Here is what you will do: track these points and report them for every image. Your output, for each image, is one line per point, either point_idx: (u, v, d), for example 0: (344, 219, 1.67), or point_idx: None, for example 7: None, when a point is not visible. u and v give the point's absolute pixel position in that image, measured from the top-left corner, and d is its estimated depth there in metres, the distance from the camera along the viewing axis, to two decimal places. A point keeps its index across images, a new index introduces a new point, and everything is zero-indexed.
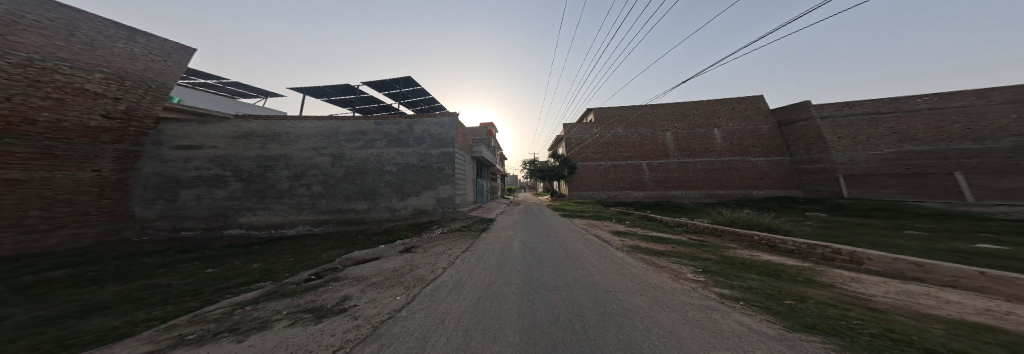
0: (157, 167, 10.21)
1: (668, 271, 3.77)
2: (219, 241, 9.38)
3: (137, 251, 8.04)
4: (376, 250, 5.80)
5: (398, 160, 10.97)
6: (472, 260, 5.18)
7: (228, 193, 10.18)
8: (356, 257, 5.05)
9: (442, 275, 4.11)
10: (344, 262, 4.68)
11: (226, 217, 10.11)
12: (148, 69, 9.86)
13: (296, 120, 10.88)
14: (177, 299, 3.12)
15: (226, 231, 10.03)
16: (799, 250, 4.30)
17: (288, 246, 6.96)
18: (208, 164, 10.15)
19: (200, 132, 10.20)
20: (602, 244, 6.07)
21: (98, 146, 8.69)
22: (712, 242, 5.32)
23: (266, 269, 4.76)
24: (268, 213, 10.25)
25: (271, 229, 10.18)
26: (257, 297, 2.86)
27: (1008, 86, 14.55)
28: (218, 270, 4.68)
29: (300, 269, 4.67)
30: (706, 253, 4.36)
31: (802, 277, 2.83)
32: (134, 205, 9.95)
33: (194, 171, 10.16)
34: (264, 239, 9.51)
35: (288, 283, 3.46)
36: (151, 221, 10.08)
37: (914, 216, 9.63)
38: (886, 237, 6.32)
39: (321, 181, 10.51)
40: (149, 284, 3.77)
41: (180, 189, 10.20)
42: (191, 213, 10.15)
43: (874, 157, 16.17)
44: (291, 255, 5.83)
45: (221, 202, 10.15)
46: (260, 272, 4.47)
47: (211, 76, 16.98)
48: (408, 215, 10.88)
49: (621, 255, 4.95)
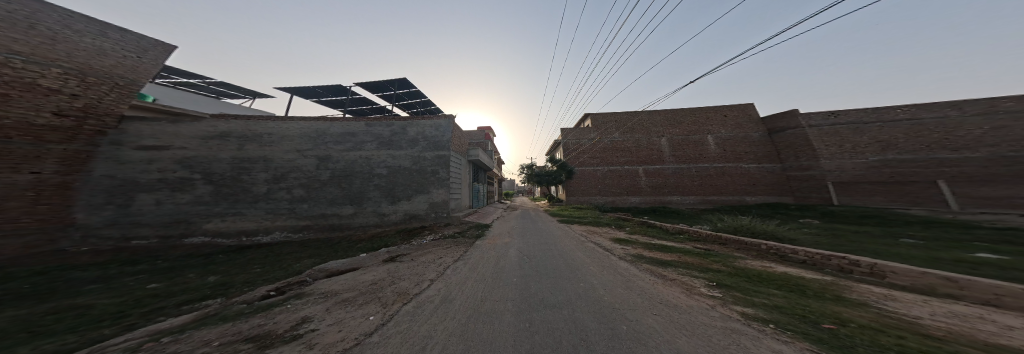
0: (111, 169, 9.17)
1: (678, 283, 3.50)
2: (178, 250, 8.55)
3: (77, 263, 7.17)
4: (353, 259, 5.27)
5: (388, 163, 10.48)
6: (465, 271, 4.76)
7: (195, 197, 9.40)
8: (330, 268, 4.51)
9: (427, 289, 3.66)
10: (316, 273, 4.17)
11: (188, 224, 9.27)
12: (117, 66, 9.09)
13: (280, 120, 10.31)
14: (82, 328, 2.57)
15: (187, 240, 9.16)
16: (812, 260, 4.02)
17: (258, 255, 6.34)
18: (175, 166, 9.40)
19: (169, 132, 9.48)
20: (603, 253, 5.75)
21: (44, 146, 7.71)
22: (718, 251, 5.04)
23: (222, 282, 4.13)
24: (239, 219, 9.47)
25: (240, 236, 9.39)
26: (189, 323, 2.33)
27: (980, 99, 15.35)
28: (161, 285, 4.06)
29: (261, 282, 4.10)
30: (715, 264, 4.08)
31: (829, 293, 2.52)
32: (76, 211, 8.72)
33: (157, 173, 9.35)
34: (232, 247, 8.73)
35: (248, 298, 2.97)
36: (95, 229, 8.92)
37: (906, 224, 9.74)
38: (886, 246, 6.23)
39: (302, 184, 9.87)
40: (62, 306, 3.16)
41: (138, 193, 9.33)
42: (148, 219, 9.25)
43: (860, 165, 16.65)
44: (257, 266, 5.24)
45: (185, 208, 9.33)
46: (211, 287, 3.85)
47: (193, 76, 16.24)
48: (398, 221, 10.32)
49: (625, 265, 4.60)
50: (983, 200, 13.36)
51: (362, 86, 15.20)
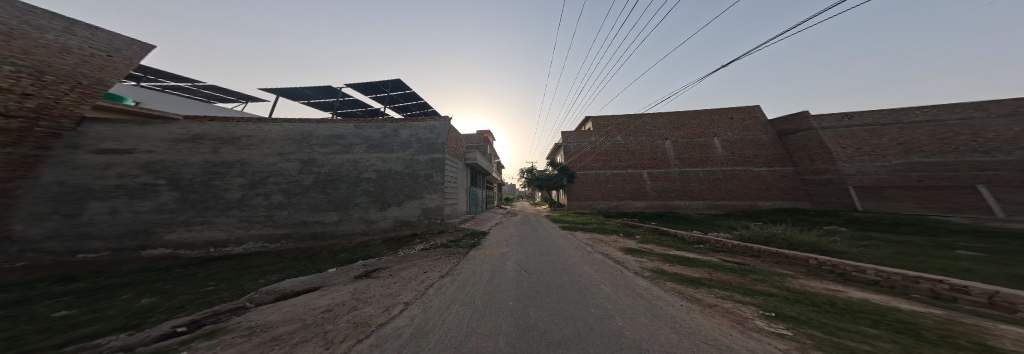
0: (61, 175, 8.23)
1: (720, 311, 2.69)
2: (133, 263, 7.78)
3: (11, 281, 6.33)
4: (316, 277, 4.52)
5: (378, 166, 9.85)
6: (451, 292, 3.98)
7: (159, 205, 8.72)
8: (282, 289, 3.74)
9: (398, 318, 2.83)
10: (259, 296, 3.37)
11: (147, 234, 8.56)
12: (82, 64, 8.44)
13: (262, 122, 9.83)
14: None
15: (145, 252, 8.42)
16: (891, 282, 3.13)
17: (216, 270, 5.57)
18: (138, 171, 8.75)
19: (132, 134, 8.83)
20: (616, 267, 4.95)
21: None
22: (754, 266, 4.22)
23: (125, 309, 3.16)
24: (208, 228, 8.76)
25: (208, 247, 8.67)
26: None
27: (1006, 99, 14.57)
28: (39, 314, 3.09)
29: (181, 307, 3.20)
30: (759, 284, 3.24)
31: (981, 346, 1.65)
32: (15, 223, 7.74)
33: (114, 178, 8.58)
34: (198, 260, 7.98)
35: (132, 333, 2.16)
36: (37, 242, 7.89)
37: (952, 233, 8.78)
38: (946, 261, 5.40)
39: (282, 189, 9.25)
40: None
41: (90, 201, 8.39)
42: (100, 230, 8.32)
43: (883, 168, 15.65)
44: (199, 285, 4.43)
45: (146, 216, 8.64)
46: (104, 315, 2.91)
47: (182, 79, 15.65)
48: (386, 228, 9.61)
49: (645, 284, 3.78)
50: None
51: (355, 88, 14.79)
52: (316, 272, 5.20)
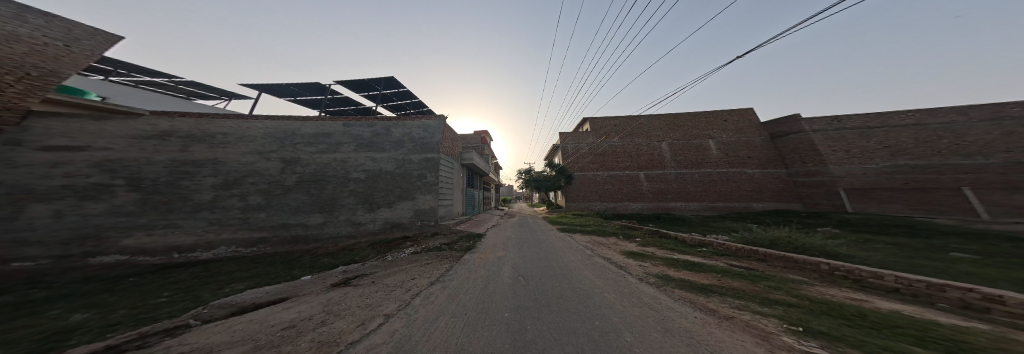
0: None
1: (739, 325, 2.39)
2: (79, 272, 6.94)
3: None
4: (286, 287, 4.22)
5: (367, 166, 9.40)
6: (439, 301, 3.61)
7: (113, 207, 7.82)
8: (242, 303, 3.34)
9: (373, 334, 2.44)
10: (209, 311, 3.04)
11: (98, 240, 7.56)
12: (31, 54, 7.77)
13: (242, 119, 9.32)
14: None
15: (94, 259, 7.44)
16: (915, 290, 2.92)
17: (173, 284, 5.01)
18: (90, 170, 7.75)
19: (87, 131, 7.86)
20: (617, 272, 4.72)
21: None
22: (763, 271, 4.04)
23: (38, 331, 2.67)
24: (176, 232, 8.14)
25: (172, 253, 8.00)
26: None
27: (985, 104, 15.11)
28: None
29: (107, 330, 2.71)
30: (775, 292, 2.98)
31: None
32: None
33: (61, 178, 7.48)
34: (161, 267, 7.32)
35: None
36: None
37: (941, 234, 8.93)
38: (944, 263, 5.37)
39: (260, 190, 8.69)
40: None
41: (32, 203, 7.24)
42: (39, 236, 7.15)
43: (871, 170, 16.02)
44: (143, 303, 3.88)
45: (96, 220, 7.61)
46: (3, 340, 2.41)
47: (157, 74, 14.84)
48: (375, 231, 9.12)
49: (651, 292, 3.53)
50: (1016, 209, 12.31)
51: (345, 85, 14.27)
52: (288, 281, 4.76)
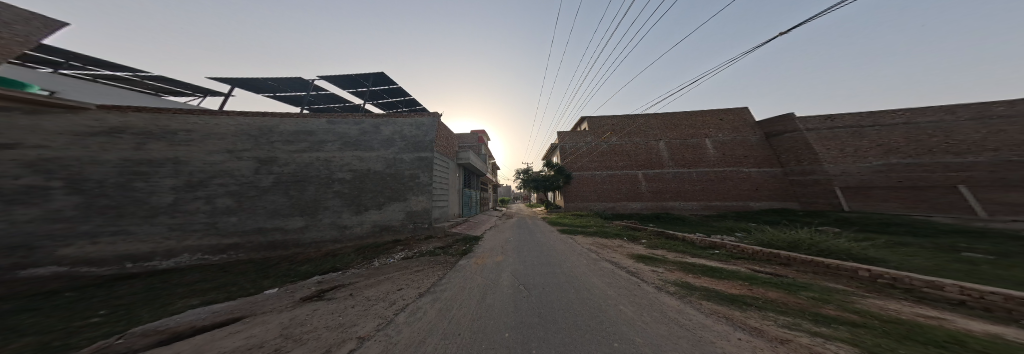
0: None
1: (799, 351, 1.90)
2: (6, 286, 6.01)
3: None
4: (242, 304, 3.56)
5: (354, 166, 8.73)
6: (429, 318, 3.04)
7: (48, 212, 6.88)
8: (172, 329, 2.68)
9: None
10: (126, 341, 2.40)
11: (31, 250, 6.61)
12: None
13: (210, 115, 8.51)
14: None
15: (26, 271, 6.50)
16: (986, 304, 2.52)
17: (111, 302, 4.27)
18: (20, 170, 6.78)
19: (15, 125, 6.92)
20: (630, 279, 4.22)
21: None
22: (796, 279, 3.62)
23: None
24: (129, 239, 7.56)
25: (124, 262, 7.40)
26: None
27: (972, 103, 15.48)
28: None
29: None
30: (824, 306, 2.53)
31: None
32: None
33: None
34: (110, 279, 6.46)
35: None
36: None
37: (944, 233, 8.83)
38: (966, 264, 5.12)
39: (231, 192, 7.93)
40: None
41: None
42: None
43: (865, 169, 16.17)
44: (49, 329, 3.17)
45: (28, 227, 6.65)
46: None
47: (122, 68, 13.83)
48: (362, 235, 8.45)
49: (675, 304, 3.05)
50: (1012, 207, 12.45)
51: (332, 81, 13.51)
52: (248, 295, 4.09)
